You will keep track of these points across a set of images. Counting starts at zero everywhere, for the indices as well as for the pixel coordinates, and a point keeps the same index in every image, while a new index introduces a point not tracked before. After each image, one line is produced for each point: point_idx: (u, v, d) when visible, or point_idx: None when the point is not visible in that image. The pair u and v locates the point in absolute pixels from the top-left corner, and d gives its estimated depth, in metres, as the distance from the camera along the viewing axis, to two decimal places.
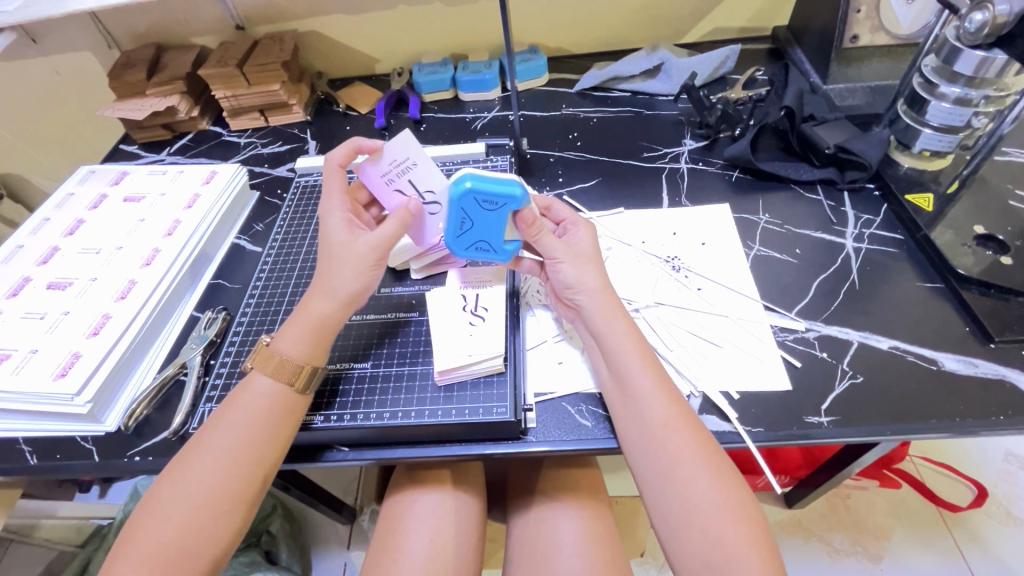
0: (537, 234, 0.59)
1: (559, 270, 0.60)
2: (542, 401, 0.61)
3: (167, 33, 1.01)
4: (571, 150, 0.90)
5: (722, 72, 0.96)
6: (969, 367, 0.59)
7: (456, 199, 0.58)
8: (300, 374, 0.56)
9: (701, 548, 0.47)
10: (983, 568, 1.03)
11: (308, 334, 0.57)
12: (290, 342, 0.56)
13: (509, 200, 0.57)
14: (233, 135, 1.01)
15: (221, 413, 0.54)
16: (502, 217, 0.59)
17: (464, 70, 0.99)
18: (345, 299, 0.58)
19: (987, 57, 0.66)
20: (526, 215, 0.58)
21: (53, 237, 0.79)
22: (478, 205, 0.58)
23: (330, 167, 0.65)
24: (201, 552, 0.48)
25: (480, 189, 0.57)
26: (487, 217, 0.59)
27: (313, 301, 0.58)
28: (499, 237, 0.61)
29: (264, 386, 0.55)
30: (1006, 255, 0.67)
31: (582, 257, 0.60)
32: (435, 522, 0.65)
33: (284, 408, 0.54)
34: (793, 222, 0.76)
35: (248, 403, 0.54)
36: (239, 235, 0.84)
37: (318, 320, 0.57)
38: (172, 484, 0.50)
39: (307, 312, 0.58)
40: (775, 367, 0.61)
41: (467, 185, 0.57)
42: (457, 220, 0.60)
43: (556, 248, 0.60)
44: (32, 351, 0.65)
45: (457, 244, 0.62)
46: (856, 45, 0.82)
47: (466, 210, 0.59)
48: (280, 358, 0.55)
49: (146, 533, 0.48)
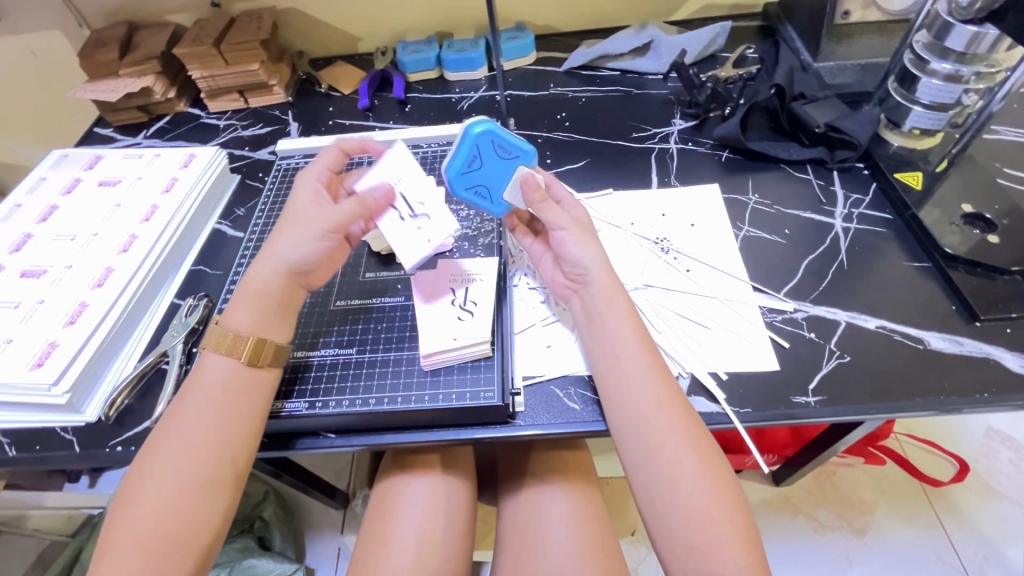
0: (540, 202, 0.60)
1: (567, 240, 0.59)
2: (530, 385, 0.61)
3: (140, 10, 0.97)
4: (559, 130, 0.89)
5: (712, 50, 0.94)
6: (954, 345, 0.60)
7: (473, 139, 0.58)
8: (248, 345, 0.54)
9: (684, 530, 0.47)
10: (963, 541, 1.05)
11: (252, 305, 0.56)
12: (240, 315, 0.56)
13: (522, 153, 0.60)
14: (212, 117, 0.98)
15: (190, 399, 0.53)
16: (510, 169, 0.61)
17: (449, 48, 0.97)
18: (288, 267, 0.57)
19: (980, 32, 0.65)
20: (530, 180, 0.60)
21: (26, 223, 0.77)
22: (492, 148, 0.59)
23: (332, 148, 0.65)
24: (185, 541, 0.47)
25: (502, 134, 0.59)
26: (497, 165, 0.60)
27: (255, 266, 0.57)
28: (500, 189, 0.61)
29: (220, 364, 0.54)
30: (993, 234, 0.66)
31: (586, 229, 0.60)
32: (425, 507, 0.65)
33: (242, 383, 0.54)
34: (783, 202, 0.75)
35: (207, 383, 0.53)
36: (220, 220, 0.82)
37: (260, 286, 0.56)
38: (146, 474, 0.49)
39: (250, 279, 0.57)
40: (763, 348, 0.61)
41: (485, 128, 0.58)
42: (467, 156, 0.59)
43: (559, 220, 0.59)
44: (7, 341, 0.63)
45: (458, 183, 0.60)
46: (848, 21, 0.81)
47: (479, 149, 0.59)
48: (232, 333, 0.55)
49: (126, 523, 0.47)
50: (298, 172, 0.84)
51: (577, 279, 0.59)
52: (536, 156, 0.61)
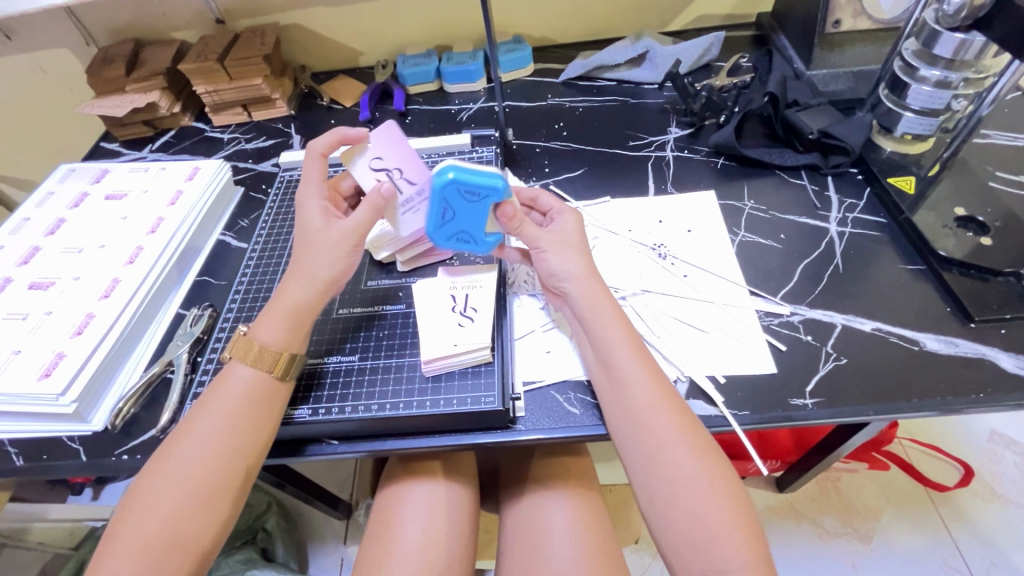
0: (518, 226, 0.59)
1: (545, 258, 0.60)
2: (530, 390, 0.61)
3: (145, 27, 0.99)
4: (557, 140, 0.90)
5: (707, 59, 0.96)
6: (950, 347, 0.60)
7: (439, 188, 0.57)
8: (278, 361, 0.56)
9: (688, 530, 0.48)
10: (969, 545, 1.05)
11: (284, 322, 0.57)
12: (266, 329, 0.57)
13: (492, 190, 0.57)
14: (216, 131, 1.00)
15: (202, 403, 0.54)
16: (485, 208, 0.59)
17: (448, 61, 0.99)
18: (322, 285, 0.58)
19: (966, 39, 0.67)
20: (507, 208, 0.59)
21: (34, 236, 0.78)
22: (460, 195, 0.58)
23: (312, 153, 0.64)
24: (187, 546, 0.48)
25: (464, 180, 0.57)
26: (470, 208, 0.59)
27: (288, 288, 0.58)
28: (480, 230, 0.61)
29: (244, 374, 0.55)
30: (986, 236, 0.67)
31: (566, 243, 0.60)
32: (427, 512, 0.66)
33: (266, 395, 0.55)
34: (778, 208, 0.76)
35: (232, 391, 0.54)
36: (224, 231, 0.84)
37: (292, 307, 0.58)
38: (156, 478, 0.50)
39: (281, 300, 0.58)
40: (760, 351, 0.62)
41: (450, 175, 0.56)
42: (440, 209, 0.59)
43: (540, 237, 0.60)
44: (15, 352, 0.64)
45: (438, 235, 0.62)
46: (838, 29, 0.83)
47: (448, 201, 0.58)
48: (257, 346, 0.56)
49: (129, 525, 0.48)
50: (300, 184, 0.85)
51: (559, 288, 0.59)
52: (508, 185, 0.58)
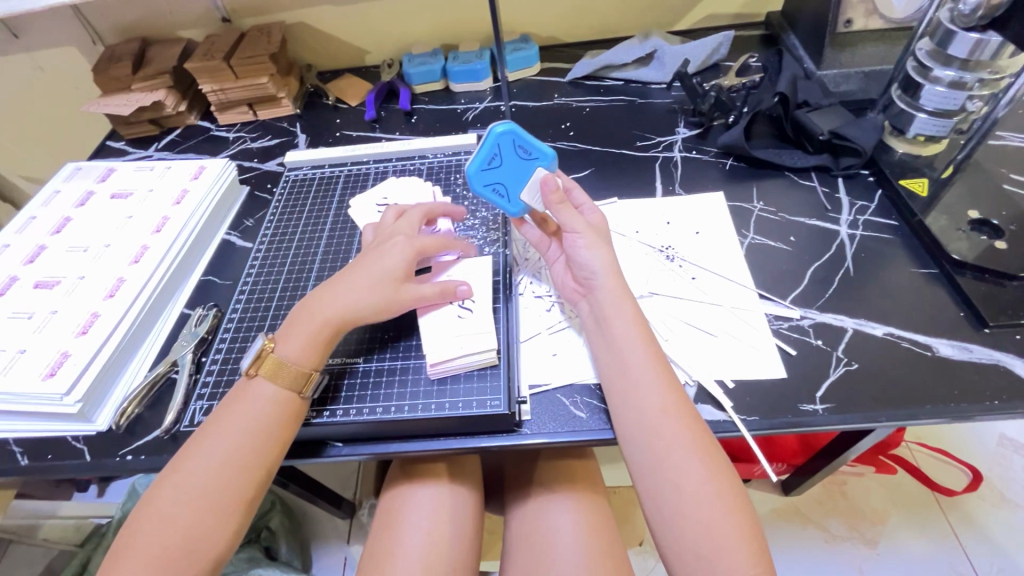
0: (560, 202, 0.61)
1: (578, 244, 0.59)
2: (536, 393, 0.61)
3: (151, 26, 0.99)
4: (563, 140, 0.89)
5: (715, 59, 0.95)
6: (963, 352, 0.59)
7: (496, 136, 0.61)
8: (303, 380, 0.55)
9: (693, 538, 0.47)
10: (978, 551, 1.03)
11: (308, 338, 0.57)
12: (291, 346, 0.56)
13: (540, 155, 0.62)
14: (221, 129, 1.00)
15: (220, 414, 0.54)
16: (527, 170, 0.63)
17: (454, 60, 0.98)
18: (360, 312, 0.58)
19: (982, 39, 0.65)
20: (549, 181, 0.61)
21: (40, 235, 0.78)
22: (513, 149, 0.62)
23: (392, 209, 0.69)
24: (198, 556, 0.48)
25: (523, 136, 0.61)
26: (517, 164, 0.62)
27: (320, 304, 0.59)
28: (517, 189, 0.63)
29: (264, 390, 0.54)
30: (1000, 240, 0.66)
31: (599, 236, 0.60)
32: (431, 514, 0.65)
33: (282, 409, 0.54)
34: (788, 209, 0.75)
35: (248, 405, 0.54)
36: (229, 231, 0.83)
37: (320, 324, 0.57)
38: (167, 486, 0.50)
39: (313, 317, 0.58)
40: (770, 355, 0.61)
41: (512, 127, 0.61)
42: (489, 154, 0.62)
43: (577, 223, 0.59)
44: (20, 351, 0.64)
45: (478, 178, 0.63)
46: (850, 29, 0.82)
47: (500, 148, 0.61)
48: (285, 363, 0.55)
49: (142, 527, 0.48)
50: (305, 184, 0.85)
51: (586, 281, 0.59)
52: (556, 159, 0.63)
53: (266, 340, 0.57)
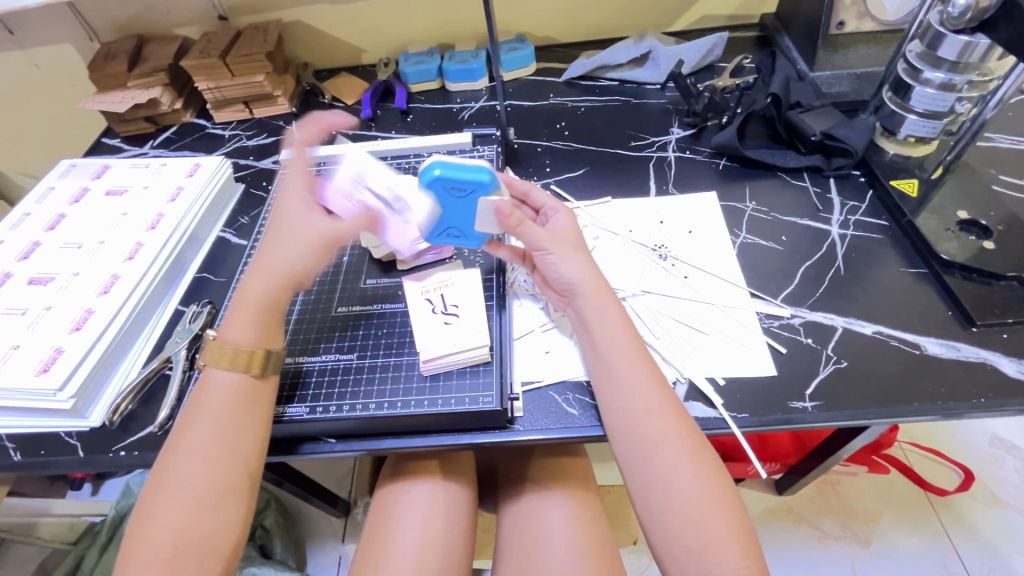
0: (517, 224, 0.58)
1: (551, 260, 0.59)
2: (529, 390, 0.61)
3: (148, 24, 0.99)
4: (558, 139, 0.90)
5: (710, 60, 0.95)
6: (951, 351, 0.60)
7: (426, 186, 0.56)
8: (253, 358, 0.55)
9: (683, 534, 0.48)
10: (969, 550, 1.04)
11: (253, 319, 0.57)
12: (237, 329, 0.57)
13: (477, 186, 0.56)
14: (217, 127, 1.00)
15: (190, 412, 0.54)
16: (470, 204, 0.58)
17: (450, 60, 0.98)
18: (284, 277, 0.59)
19: (971, 42, 0.66)
20: (503, 208, 0.56)
21: (34, 232, 0.78)
22: (447, 192, 0.57)
23: (295, 144, 0.67)
24: (210, 551, 0.49)
25: (449, 177, 0.55)
26: (458, 204, 0.58)
27: (255, 279, 0.59)
28: (471, 224, 0.60)
29: (223, 378, 0.54)
30: (988, 240, 0.67)
31: (567, 243, 0.60)
32: (425, 511, 0.65)
33: (249, 396, 0.54)
34: (780, 209, 0.76)
35: (216, 397, 0.54)
36: (224, 228, 0.84)
37: (260, 301, 0.58)
38: (160, 489, 0.50)
39: (248, 294, 0.58)
40: (760, 353, 0.62)
41: (437, 172, 0.55)
42: (429, 205, 0.58)
43: (542, 238, 0.59)
44: (14, 347, 0.64)
45: (430, 231, 0.61)
46: (842, 31, 0.82)
47: (434, 196, 0.57)
48: (229, 347, 0.55)
49: (142, 537, 0.48)
50: None
51: (566, 291, 0.59)
52: (497, 182, 0.56)
53: (214, 335, 0.58)
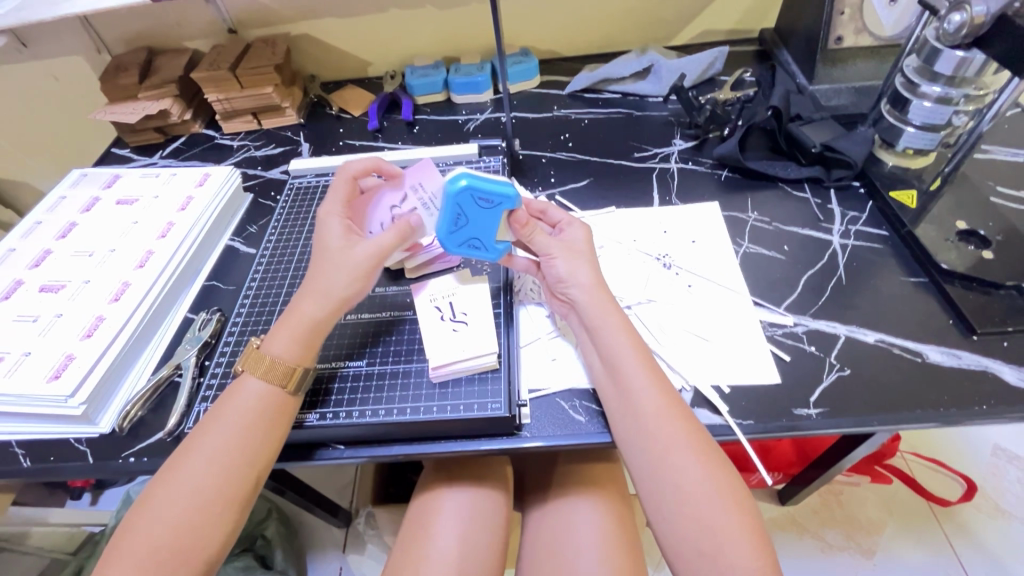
0: (529, 235, 0.61)
1: (557, 267, 0.60)
2: (536, 397, 0.62)
3: (159, 36, 1.01)
4: (563, 150, 0.91)
5: (711, 73, 0.97)
6: (952, 358, 0.61)
7: (453, 195, 0.58)
8: (291, 375, 0.56)
9: (694, 536, 0.48)
10: (973, 561, 1.04)
11: (297, 336, 0.57)
12: (278, 342, 0.57)
13: (504, 198, 0.58)
14: (226, 138, 1.01)
15: (212, 416, 0.54)
16: (495, 216, 0.60)
17: (456, 73, 1.00)
18: (336, 303, 0.58)
19: (966, 56, 0.68)
20: (518, 215, 0.61)
21: (46, 240, 0.79)
22: (473, 202, 0.59)
23: (345, 174, 0.66)
24: (194, 555, 0.48)
25: (479, 187, 0.58)
26: (484, 215, 0.59)
27: (305, 303, 0.58)
28: (492, 236, 0.61)
29: (255, 387, 0.55)
30: (987, 250, 0.68)
31: (577, 253, 0.61)
32: (460, 518, 0.66)
33: (277, 409, 0.55)
34: (782, 219, 0.77)
35: (241, 405, 0.54)
36: (232, 237, 0.84)
37: (309, 324, 0.58)
38: (165, 487, 0.50)
39: (297, 315, 0.58)
40: (764, 361, 0.62)
41: (463, 182, 0.57)
42: (453, 215, 0.60)
43: (551, 246, 0.61)
44: (24, 354, 0.65)
45: (450, 240, 0.62)
46: (841, 46, 0.85)
47: (461, 206, 0.59)
48: (273, 361, 0.56)
49: (135, 532, 0.49)
50: (309, 191, 0.86)
51: (568, 295, 0.60)
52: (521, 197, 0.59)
53: (258, 342, 0.59)
